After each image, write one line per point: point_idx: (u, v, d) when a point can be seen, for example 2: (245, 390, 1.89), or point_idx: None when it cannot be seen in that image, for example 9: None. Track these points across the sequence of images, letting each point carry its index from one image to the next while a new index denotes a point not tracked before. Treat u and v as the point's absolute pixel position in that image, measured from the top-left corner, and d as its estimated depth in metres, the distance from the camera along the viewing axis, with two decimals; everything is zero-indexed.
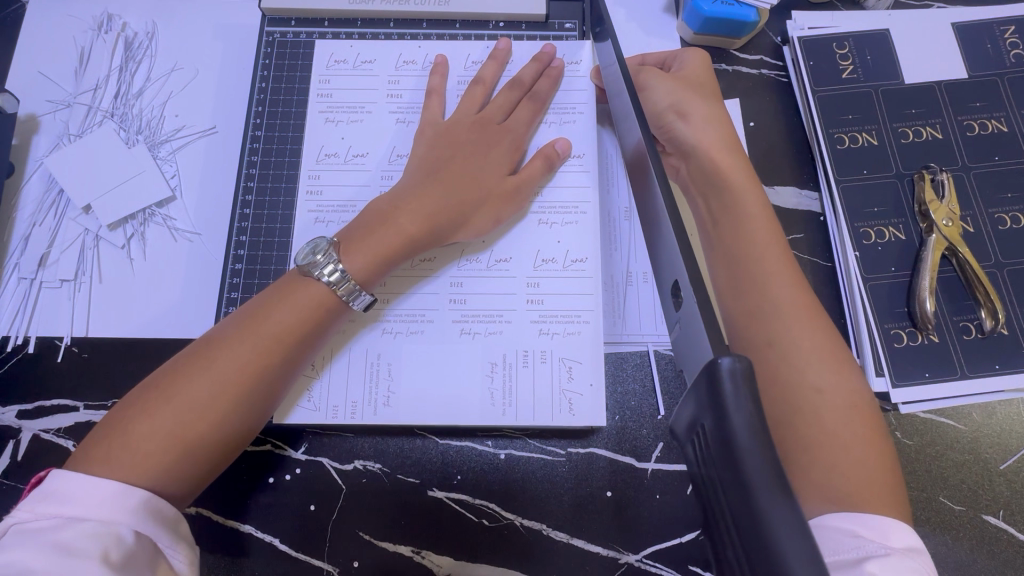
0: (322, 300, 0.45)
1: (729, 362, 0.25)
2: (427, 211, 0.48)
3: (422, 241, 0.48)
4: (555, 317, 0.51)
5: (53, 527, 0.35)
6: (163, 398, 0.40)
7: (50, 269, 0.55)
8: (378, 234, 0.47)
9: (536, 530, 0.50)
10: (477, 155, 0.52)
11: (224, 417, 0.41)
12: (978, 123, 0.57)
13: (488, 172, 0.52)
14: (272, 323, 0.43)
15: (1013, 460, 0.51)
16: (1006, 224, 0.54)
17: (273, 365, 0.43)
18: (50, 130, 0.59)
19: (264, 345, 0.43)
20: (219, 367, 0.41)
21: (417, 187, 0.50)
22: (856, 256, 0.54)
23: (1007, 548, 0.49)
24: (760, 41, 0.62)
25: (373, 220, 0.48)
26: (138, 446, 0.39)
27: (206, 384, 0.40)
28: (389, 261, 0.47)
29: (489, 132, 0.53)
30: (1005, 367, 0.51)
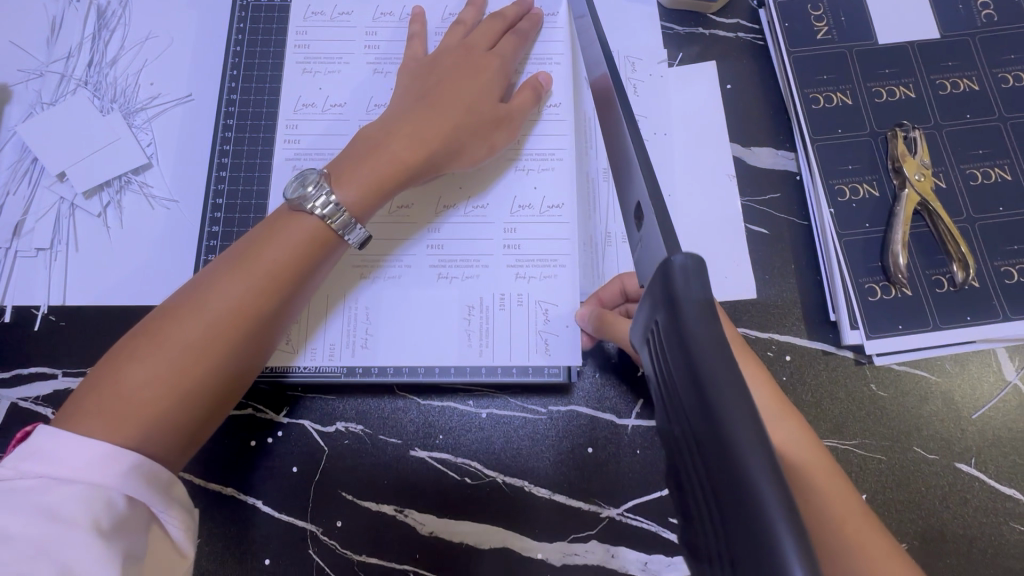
0: (313, 239, 0.45)
1: (681, 259, 0.26)
2: (418, 137, 0.48)
3: (414, 166, 0.48)
4: (532, 262, 0.53)
5: (38, 489, 0.33)
6: (155, 344, 0.39)
7: (26, 238, 0.55)
8: (369, 162, 0.47)
9: (518, 487, 0.50)
10: (466, 79, 0.52)
11: (220, 360, 0.41)
12: (951, 81, 0.57)
13: (480, 95, 0.52)
14: (264, 262, 0.43)
15: (985, 409, 0.52)
16: (978, 180, 0.55)
17: (268, 305, 0.43)
18: (23, 99, 0.58)
19: (258, 284, 0.43)
20: (212, 309, 0.41)
21: (404, 114, 0.50)
22: (831, 213, 0.54)
23: (979, 494, 0.50)
24: (736, 5, 0.62)
25: (363, 149, 0.48)
26: (132, 395, 0.38)
27: (199, 328, 0.40)
28: (383, 189, 0.48)
29: (474, 58, 0.53)
30: (976, 319, 0.52)
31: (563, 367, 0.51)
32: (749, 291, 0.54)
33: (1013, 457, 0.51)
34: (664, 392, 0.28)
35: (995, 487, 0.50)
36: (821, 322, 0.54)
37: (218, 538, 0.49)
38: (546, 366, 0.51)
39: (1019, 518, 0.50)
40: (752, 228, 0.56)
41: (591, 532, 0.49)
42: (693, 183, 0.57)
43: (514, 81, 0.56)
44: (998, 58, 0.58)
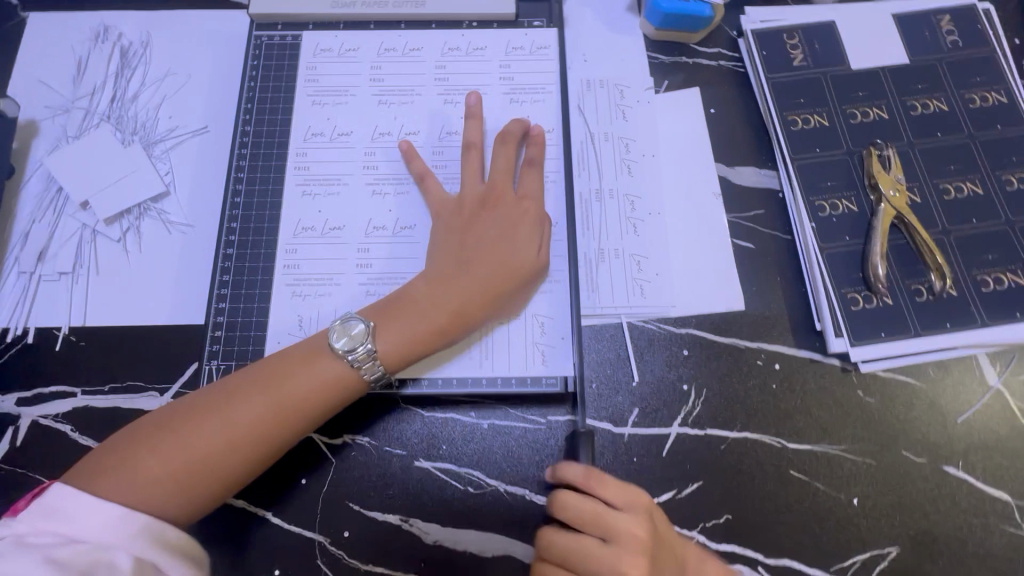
0: (336, 377, 0.48)
1: None
2: (457, 304, 0.51)
3: (448, 333, 0.51)
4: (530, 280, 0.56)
5: (51, 545, 0.37)
6: (212, 415, 0.45)
7: (50, 262, 0.58)
8: (402, 327, 0.50)
9: (519, 496, 0.52)
10: (503, 238, 0.53)
11: (258, 447, 0.45)
12: (921, 103, 0.61)
13: (517, 253, 0.53)
14: (294, 388, 0.47)
15: (969, 413, 0.54)
16: (951, 194, 0.58)
17: (293, 424, 0.46)
18: (49, 133, 0.62)
19: (281, 405, 0.46)
20: (238, 416, 0.45)
21: (439, 278, 0.52)
22: (813, 227, 0.57)
23: (968, 496, 0.52)
24: (717, 35, 0.67)
25: (401, 306, 0.51)
26: (178, 458, 0.43)
27: (250, 413, 0.45)
28: (416, 349, 0.50)
29: (510, 207, 0.55)
30: (955, 326, 0.54)
31: (560, 376, 0.53)
32: (737, 303, 0.57)
33: (998, 459, 0.53)
34: None
35: (983, 488, 0.52)
36: (807, 331, 0.56)
37: (231, 547, 0.51)
38: (543, 376, 0.53)
39: (1007, 520, 0.51)
40: (739, 242, 0.59)
41: None
42: (680, 201, 0.60)
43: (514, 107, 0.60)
44: (965, 81, 0.61)
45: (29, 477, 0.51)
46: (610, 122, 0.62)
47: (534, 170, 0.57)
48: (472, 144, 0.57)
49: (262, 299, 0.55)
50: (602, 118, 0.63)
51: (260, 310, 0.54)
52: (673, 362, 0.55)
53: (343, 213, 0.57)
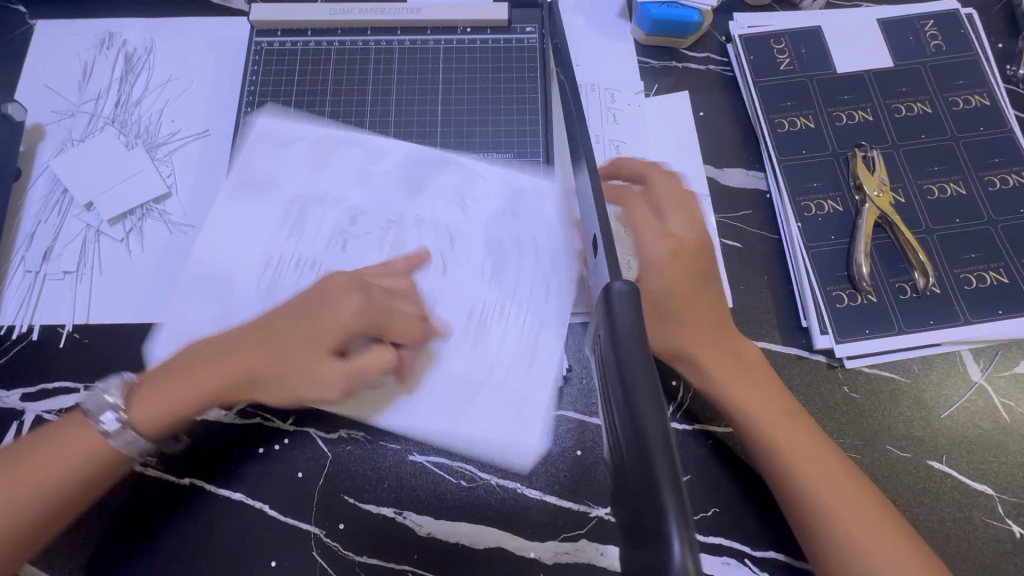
0: (173, 407, 0.48)
1: (620, 287, 0.34)
2: (242, 373, 0.48)
3: (219, 402, 0.49)
4: (466, 265, 0.55)
5: None
6: (31, 462, 0.46)
7: (54, 262, 0.59)
8: (169, 394, 0.48)
9: (511, 489, 0.53)
10: (299, 307, 0.50)
11: (44, 496, 0.45)
12: (905, 105, 0.62)
13: (331, 321, 0.49)
14: (118, 423, 0.47)
15: (953, 408, 0.55)
16: (934, 194, 0.59)
17: (80, 471, 0.46)
18: (55, 136, 0.63)
19: (112, 437, 0.47)
20: (47, 455, 0.46)
21: (224, 342, 0.49)
22: (799, 226, 0.58)
23: (952, 490, 0.53)
24: (706, 40, 0.68)
25: (176, 372, 0.49)
26: (5, 498, 0.44)
27: (53, 462, 0.46)
28: (170, 420, 0.48)
29: (321, 274, 0.53)
30: (938, 323, 0.55)
31: None
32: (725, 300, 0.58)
33: (981, 454, 0.54)
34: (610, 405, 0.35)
35: (967, 482, 0.53)
36: (794, 328, 0.57)
37: (230, 538, 0.52)
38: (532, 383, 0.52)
39: (991, 513, 0.52)
40: (727, 242, 0.60)
41: (581, 531, 0.52)
42: None
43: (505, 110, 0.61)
44: (948, 84, 0.63)
45: None
46: (600, 125, 0.64)
47: (408, 249, 0.54)
48: (322, 173, 0.57)
49: None
50: (594, 121, 0.64)
51: None
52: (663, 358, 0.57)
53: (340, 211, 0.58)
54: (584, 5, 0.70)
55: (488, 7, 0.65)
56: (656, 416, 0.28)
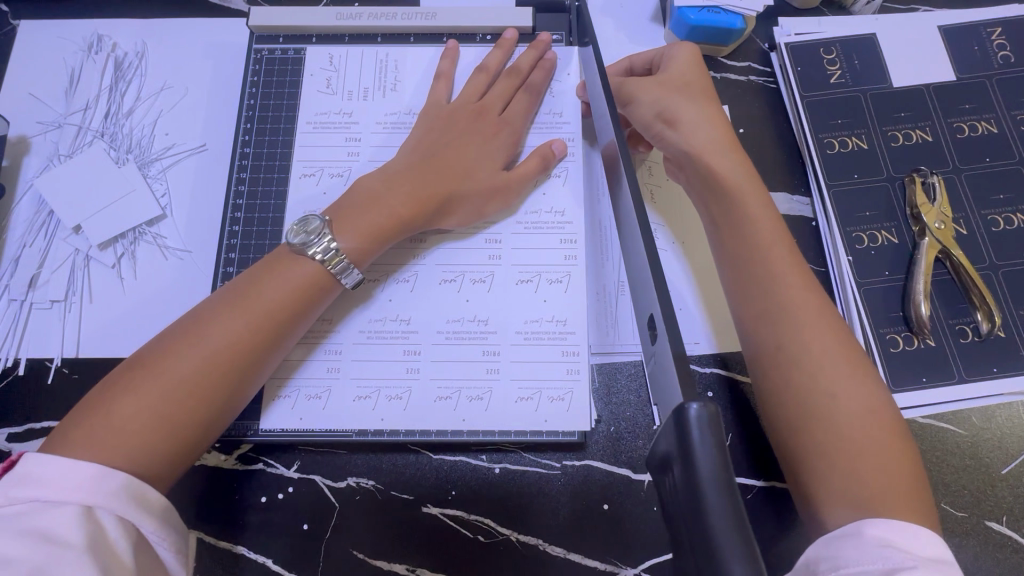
0: (315, 276, 0.46)
1: (696, 410, 0.26)
2: (414, 191, 0.50)
3: (410, 219, 0.49)
4: (471, 336, 0.51)
5: (32, 511, 0.34)
6: (149, 374, 0.40)
7: (41, 289, 0.55)
8: (369, 213, 0.48)
9: (533, 545, 0.49)
10: (468, 153, 0.53)
11: (201, 405, 0.41)
12: (968, 125, 0.57)
13: (479, 164, 0.53)
14: (263, 299, 0.44)
15: (1015, 464, 0.50)
16: (999, 226, 0.54)
17: (236, 358, 0.42)
18: (41, 151, 0.59)
19: (255, 320, 0.44)
20: (205, 341, 0.42)
21: (401, 174, 0.51)
22: (849, 260, 0.53)
23: (1014, 555, 0.48)
24: (747, 48, 0.62)
25: (366, 195, 0.49)
26: (121, 425, 0.38)
27: (192, 361, 0.41)
28: (381, 234, 0.48)
29: (487, 149, 0.53)
30: (1002, 370, 0.50)
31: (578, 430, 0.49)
32: None
33: None
34: (675, 520, 0.30)
35: None
36: None
37: None
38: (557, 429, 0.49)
39: None
40: None
41: None
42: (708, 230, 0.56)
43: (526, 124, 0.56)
44: (1017, 101, 0.57)
45: None
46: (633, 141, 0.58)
47: (537, 162, 0.53)
48: (486, 69, 0.57)
49: None
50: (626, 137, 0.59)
51: None
52: None
53: None
54: (614, 7, 0.64)
55: (510, 11, 0.60)
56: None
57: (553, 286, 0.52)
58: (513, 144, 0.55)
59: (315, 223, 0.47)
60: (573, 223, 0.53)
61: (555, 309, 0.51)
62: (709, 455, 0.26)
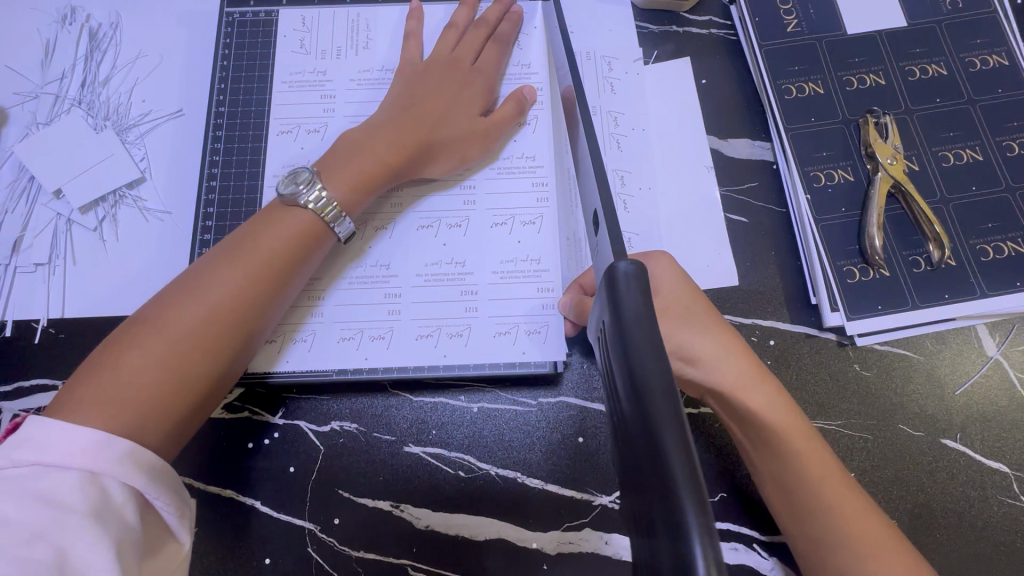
0: (308, 226, 0.48)
1: (626, 266, 0.33)
2: (400, 139, 0.51)
3: (398, 166, 0.51)
4: (448, 278, 0.53)
5: (32, 476, 0.34)
6: (153, 329, 0.41)
7: (25, 254, 0.56)
8: (357, 161, 0.50)
9: (511, 478, 0.51)
10: (447, 102, 0.54)
11: (207, 355, 0.42)
12: (919, 68, 0.59)
13: (458, 110, 0.54)
14: (260, 250, 0.46)
15: (967, 385, 0.53)
16: (950, 162, 0.56)
17: (239, 308, 0.44)
18: (19, 120, 0.60)
19: (253, 273, 0.45)
20: (206, 294, 0.43)
21: (385, 124, 0.52)
22: (808, 198, 0.56)
23: (967, 469, 0.51)
24: (707, 3, 0.64)
25: (353, 145, 0.51)
26: (129, 379, 0.40)
27: (194, 313, 0.42)
28: (369, 180, 0.50)
29: (461, 96, 0.55)
30: (953, 297, 0.53)
31: (549, 360, 0.51)
32: (730, 279, 0.55)
33: (997, 431, 0.52)
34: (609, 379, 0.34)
35: (982, 461, 0.51)
36: (802, 305, 0.55)
37: (219, 535, 0.50)
38: (532, 360, 0.51)
39: (1006, 491, 0.50)
40: (732, 217, 0.57)
41: (584, 520, 0.50)
42: (673, 175, 0.58)
43: (496, 76, 0.57)
44: (964, 43, 0.59)
45: None
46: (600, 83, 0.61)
47: (508, 112, 0.55)
48: (454, 26, 0.58)
49: None
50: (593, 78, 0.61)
51: None
52: None
53: None
54: None
55: None
56: (669, 398, 0.27)
57: (527, 228, 0.54)
58: (489, 91, 0.57)
59: (305, 175, 0.48)
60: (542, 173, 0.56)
61: (530, 250, 0.54)
62: (635, 307, 0.31)
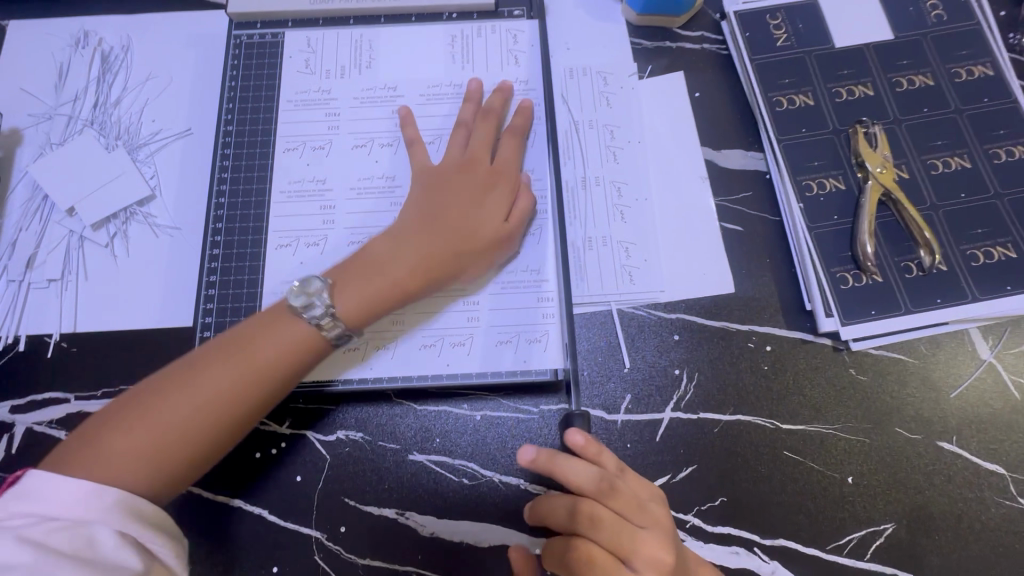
0: (308, 339, 0.47)
1: None
2: (420, 259, 0.51)
3: (415, 290, 0.51)
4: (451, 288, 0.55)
5: (29, 524, 0.37)
6: (176, 389, 0.44)
7: (38, 270, 0.58)
8: (371, 285, 0.50)
9: (514, 485, 0.52)
10: (466, 160, 0.56)
11: (220, 425, 0.44)
12: (906, 79, 0.60)
13: (482, 220, 0.53)
14: (256, 358, 0.46)
15: (961, 388, 0.54)
16: (939, 169, 0.57)
17: (261, 385, 0.46)
18: (33, 141, 0.62)
19: (277, 350, 0.46)
20: (231, 365, 0.45)
21: (405, 238, 0.52)
22: (800, 207, 0.57)
23: (963, 470, 0.52)
24: (699, 18, 0.66)
25: (370, 270, 0.50)
26: (143, 436, 0.42)
27: (215, 382, 0.44)
28: (382, 309, 0.50)
29: (480, 169, 0.55)
30: (945, 301, 0.54)
31: (551, 368, 0.53)
32: (726, 287, 0.56)
33: (992, 433, 0.53)
34: None
35: (978, 462, 0.52)
36: (797, 311, 0.56)
37: (228, 544, 0.51)
38: (534, 368, 0.53)
39: (1002, 492, 0.51)
40: (727, 225, 0.59)
41: None
42: (668, 185, 0.60)
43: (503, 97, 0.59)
44: (950, 54, 0.61)
45: None
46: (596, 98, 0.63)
47: (514, 136, 0.57)
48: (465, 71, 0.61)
49: (250, 299, 0.55)
50: (590, 94, 0.63)
51: (248, 311, 0.55)
52: (664, 346, 0.55)
53: (325, 202, 0.57)
54: None
55: None
56: None
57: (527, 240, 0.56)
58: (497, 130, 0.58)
59: (316, 285, 0.49)
60: (541, 187, 0.58)
61: (530, 260, 0.56)
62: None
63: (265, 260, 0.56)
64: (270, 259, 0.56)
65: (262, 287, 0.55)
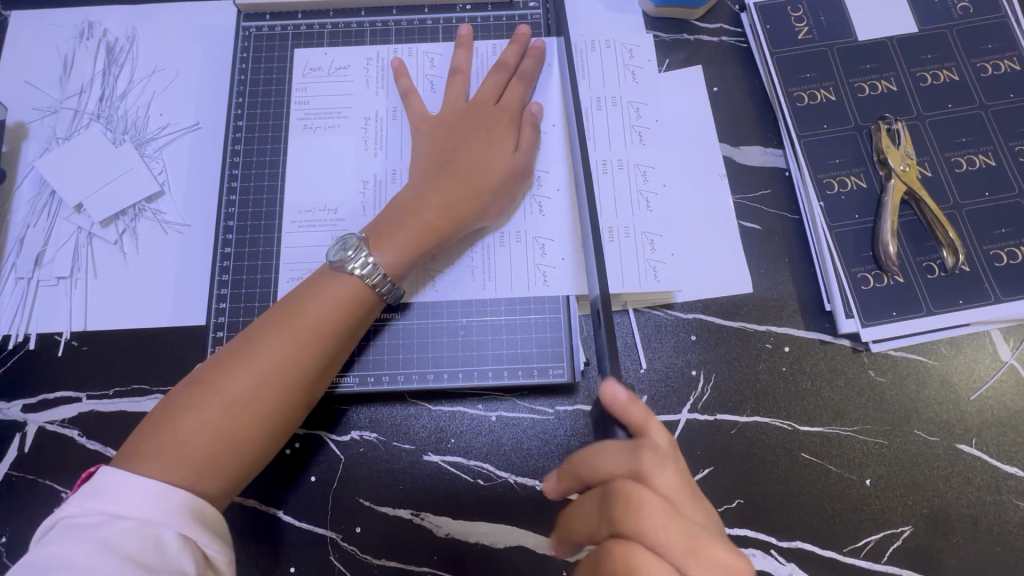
0: (359, 294, 0.47)
1: None
2: (445, 204, 0.51)
3: (444, 231, 0.51)
4: (467, 284, 0.55)
5: (98, 523, 0.37)
6: (234, 373, 0.43)
7: (47, 267, 0.57)
8: (405, 230, 0.49)
9: (529, 486, 0.52)
10: (478, 137, 0.54)
11: (269, 416, 0.43)
12: (931, 73, 0.59)
13: (492, 151, 0.54)
14: (307, 320, 0.45)
15: (981, 391, 0.53)
16: (963, 167, 0.56)
17: (301, 372, 0.44)
18: (39, 135, 0.60)
19: (302, 339, 0.45)
20: (275, 351, 0.44)
21: (429, 183, 0.52)
22: (821, 205, 0.56)
23: (983, 474, 0.51)
24: (718, 10, 0.64)
25: (399, 215, 0.50)
26: (233, 425, 0.42)
27: (250, 372, 0.43)
28: (419, 254, 0.50)
29: (485, 114, 0.55)
30: (968, 302, 0.53)
31: (568, 370, 0.53)
32: (746, 285, 0.56)
33: (1012, 436, 0.52)
34: None
35: (997, 465, 0.51)
36: (817, 312, 0.55)
37: (244, 544, 0.51)
38: (551, 369, 0.53)
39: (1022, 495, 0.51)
40: (745, 224, 0.58)
41: None
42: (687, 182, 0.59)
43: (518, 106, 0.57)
44: (976, 48, 0.59)
45: (44, 486, 0.52)
46: (615, 89, 0.61)
47: (534, 130, 0.56)
48: (462, 44, 0.59)
49: (262, 299, 0.54)
50: (608, 85, 0.61)
51: (261, 311, 0.54)
52: (681, 347, 0.55)
53: (338, 199, 0.56)
54: None
55: None
56: None
57: (541, 227, 0.55)
58: (522, 96, 0.57)
59: (354, 241, 0.48)
60: (556, 184, 0.56)
61: (547, 251, 0.55)
62: None
63: (277, 259, 0.55)
64: (283, 256, 0.55)
65: (274, 287, 0.54)
